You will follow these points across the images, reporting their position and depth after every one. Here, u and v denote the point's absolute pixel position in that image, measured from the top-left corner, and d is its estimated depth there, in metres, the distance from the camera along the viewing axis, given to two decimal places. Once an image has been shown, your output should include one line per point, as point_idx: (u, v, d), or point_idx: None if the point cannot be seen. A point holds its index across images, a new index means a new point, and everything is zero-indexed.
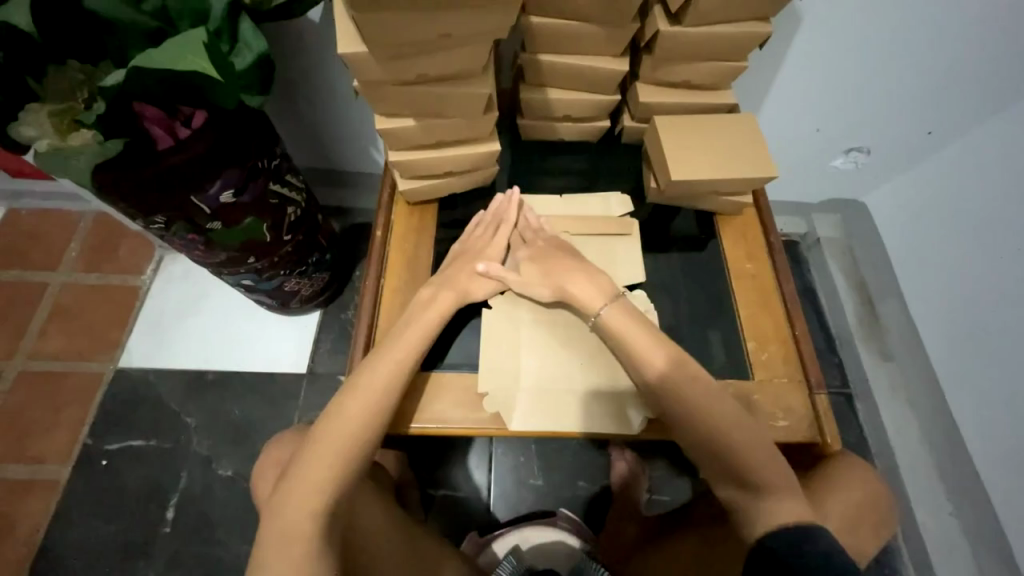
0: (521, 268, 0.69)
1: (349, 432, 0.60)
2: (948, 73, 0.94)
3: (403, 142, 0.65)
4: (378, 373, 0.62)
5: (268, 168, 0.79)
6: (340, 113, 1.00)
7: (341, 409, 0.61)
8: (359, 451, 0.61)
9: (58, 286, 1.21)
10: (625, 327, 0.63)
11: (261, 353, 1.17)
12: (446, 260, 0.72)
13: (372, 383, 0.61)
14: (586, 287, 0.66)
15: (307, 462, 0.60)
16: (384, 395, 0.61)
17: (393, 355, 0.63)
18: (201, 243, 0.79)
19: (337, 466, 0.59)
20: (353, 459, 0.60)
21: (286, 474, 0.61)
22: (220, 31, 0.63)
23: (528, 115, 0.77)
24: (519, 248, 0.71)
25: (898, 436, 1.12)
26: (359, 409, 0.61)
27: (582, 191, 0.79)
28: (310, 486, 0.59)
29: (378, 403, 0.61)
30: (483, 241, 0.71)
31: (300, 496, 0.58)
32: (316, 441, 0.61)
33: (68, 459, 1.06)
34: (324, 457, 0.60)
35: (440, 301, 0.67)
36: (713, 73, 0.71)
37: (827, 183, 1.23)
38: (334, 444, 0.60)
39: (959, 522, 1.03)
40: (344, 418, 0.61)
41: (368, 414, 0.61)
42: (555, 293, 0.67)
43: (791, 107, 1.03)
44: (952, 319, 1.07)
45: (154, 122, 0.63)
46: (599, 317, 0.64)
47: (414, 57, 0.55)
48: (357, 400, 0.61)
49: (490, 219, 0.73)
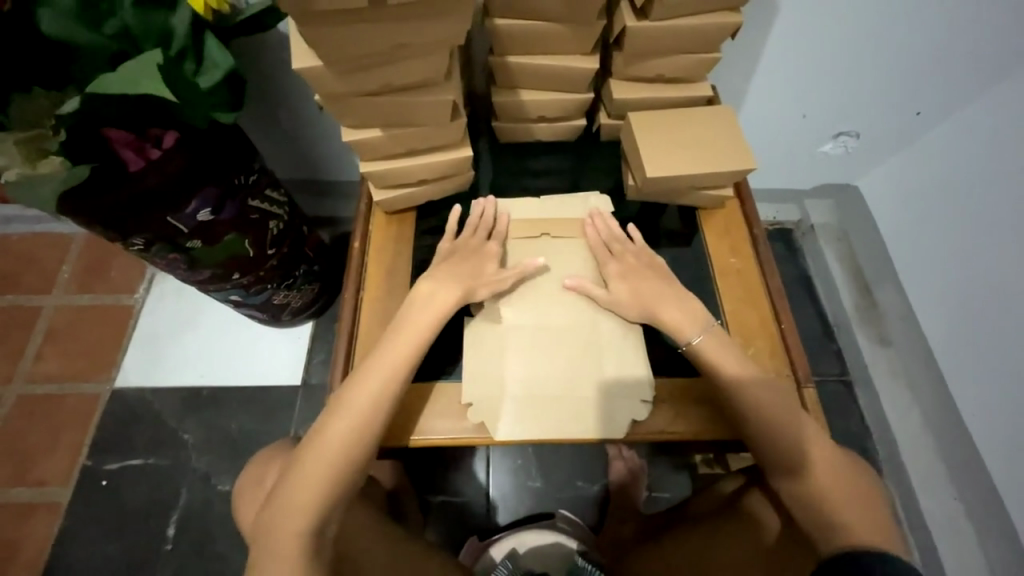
0: (611, 285, 0.68)
1: (338, 449, 0.60)
2: (931, 52, 0.92)
3: (373, 153, 0.65)
4: (367, 389, 0.61)
5: (246, 183, 0.78)
6: (313, 126, 1.00)
7: (330, 426, 0.61)
8: (350, 468, 0.60)
9: (52, 309, 1.21)
10: (722, 358, 0.63)
11: (256, 367, 1.17)
12: (440, 256, 0.70)
13: (360, 399, 0.61)
14: (677, 314, 0.65)
15: (302, 478, 0.60)
16: (375, 413, 0.60)
17: (381, 370, 0.62)
18: (183, 262, 0.80)
19: (325, 483, 0.59)
20: (342, 475, 0.60)
21: (277, 491, 0.61)
22: (186, 50, 0.63)
23: (502, 118, 0.76)
24: (608, 261, 0.70)
25: (900, 422, 1.11)
26: (348, 426, 0.60)
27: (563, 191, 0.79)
28: (302, 504, 0.59)
29: (370, 420, 0.60)
30: (476, 242, 0.70)
31: (294, 515, 0.58)
32: (304, 456, 0.61)
33: (69, 480, 1.07)
34: (313, 474, 0.59)
35: (435, 305, 0.65)
36: (686, 66, 0.70)
37: (818, 169, 1.21)
38: (329, 459, 0.60)
39: (963, 508, 1.01)
40: (333, 434, 0.60)
41: (361, 430, 0.60)
42: (642, 314, 0.66)
43: (776, 94, 1.02)
44: (949, 301, 1.05)
45: (122, 144, 0.62)
46: (693, 343, 0.64)
47: (374, 69, 0.55)
48: (346, 417, 0.60)
49: (481, 221, 0.71)
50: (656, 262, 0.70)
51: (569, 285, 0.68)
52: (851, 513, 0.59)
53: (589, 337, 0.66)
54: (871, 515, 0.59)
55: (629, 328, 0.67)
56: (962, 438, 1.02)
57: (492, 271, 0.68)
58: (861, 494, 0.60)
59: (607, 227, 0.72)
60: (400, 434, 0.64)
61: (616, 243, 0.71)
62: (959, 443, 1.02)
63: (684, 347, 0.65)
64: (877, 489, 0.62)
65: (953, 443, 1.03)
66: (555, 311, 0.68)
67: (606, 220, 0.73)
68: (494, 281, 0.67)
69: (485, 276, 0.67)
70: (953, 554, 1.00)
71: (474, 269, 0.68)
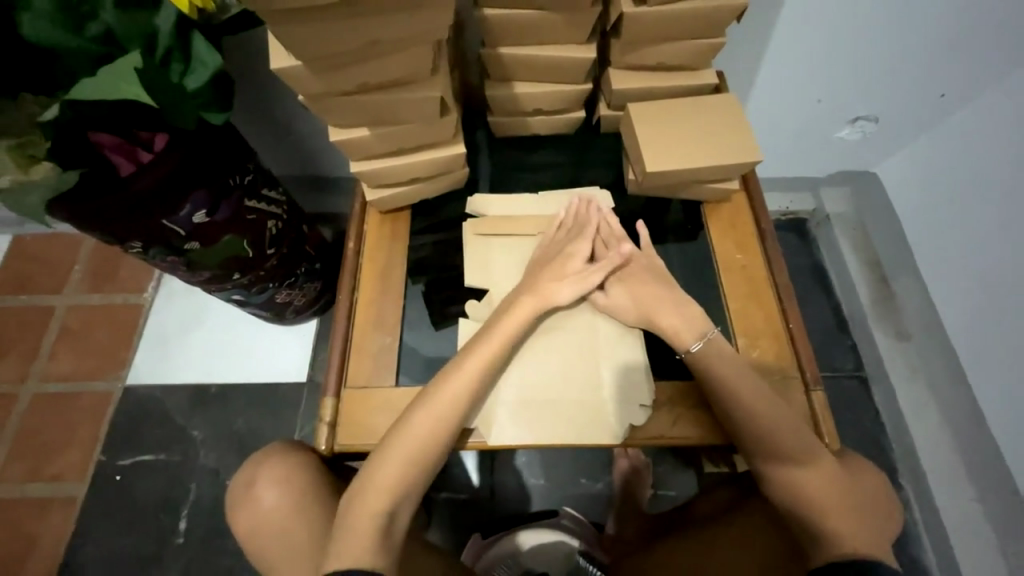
0: (610, 286, 0.66)
1: (404, 455, 0.59)
2: (954, 29, 0.86)
3: (363, 151, 0.64)
4: (444, 396, 0.60)
5: (241, 184, 0.77)
6: (301, 125, 1.00)
7: (406, 429, 0.60)
8: (419, 473, 0.60)
9: (64, 309, 1.23)
10: (725, 364, 0.61)
11: (264, 364, 1.18)
12: (529, 263, 0.68)
13: (440, 407, 0.60)
14: (676, 318, 0.64)
15: (371, 487, 0.59)
16: (453, 418, 0.60)
17: (462, 378, 0.60)
18: (182, 264, 0.80)
19: (391, 494, 0.59)
20: (409, 480, 0.59)
21: (348, 495, 0.60)
22: (172, 50, 0.62)
23: (497, 111, 0.73)
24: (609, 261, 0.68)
25: (917, 420, 1.06)
26: (425, 431, 0.59)
27: (564, 186, 0.77)
28: (370, 506, 0.58)
29: (445, 427, 0.59)
30: (563, 243, 0.68)
31: (365, 519, 0.58)
32: (375, 459, 0.60)
33: (84, 476, 1.10)
34: (387, 477, 0.59)
35: (521, 310, 0.63)
36: (688, 53, 0.67)
37: (833, 155, 1.15)
38: (398, 468, 0.59)
39: (982, 507, 0.97)
40: (409, 439, 0.59)
41: (440, 436, 0.59)
42: (642, 316, 0.65)
43: (788, 79, 0.97)
44: (972, 294, 1.00)
45: (112, 149, 0.62)
46: (691, 351, 0.62)
47: (354, 65, 0.54)
48: (423, 422, 0.59)
49: (573, 225, 0.69)
50: (661, 269, 0.68)
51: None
52: (843, 523, 0.58)
53: (587, 338, 0.65)
54: (864, 522, 0.59)
55: (627, 331, 0.65)
56: (983, 437, 0.97)
57: (577, 266, 0.66)
58: (857, 504, 0.59)
59: (606, 224, 0.70)
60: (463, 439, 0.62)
61: (616, 241, 0.69)
62: (979, 441, 0.98)
63: (681, 355, 0.63)
64: (875, 498, 0.61)
65: (973, 441, 0.99)
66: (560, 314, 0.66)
67: (607, 218, 0.70)
68: (578, 279, 0.65)
69: (569, 274, 0.65)
70: (971, 555, 0.96)
71: (559, 266, 0.66)
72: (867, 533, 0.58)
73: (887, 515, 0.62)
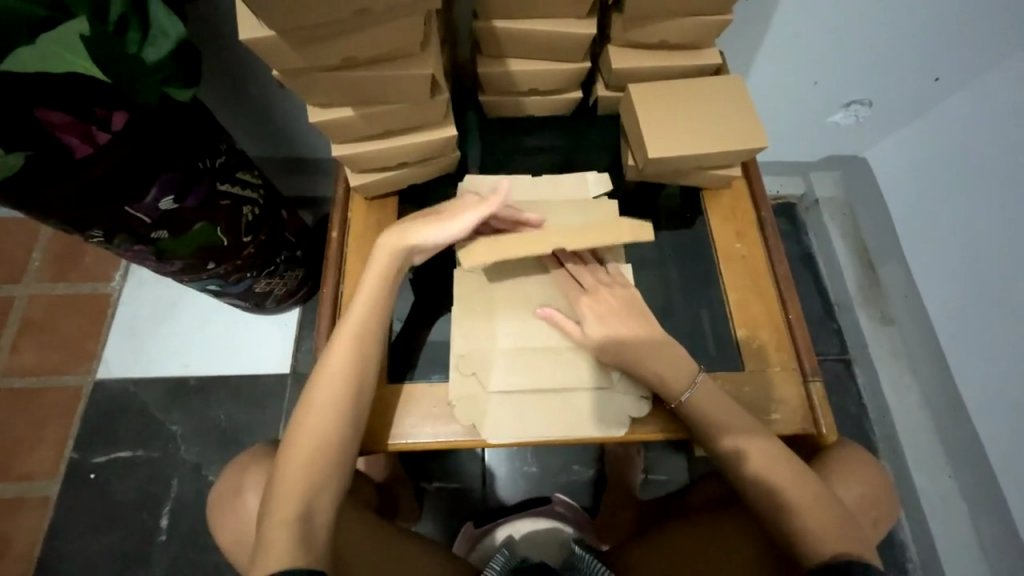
0: (587, 321, 0.61)
1: (312, 451, 0.58)
2: (960, 7, 0.83)
3: (345, 134, 0.60)
4: (337, 385, 0.59)
5: (212, 167, 0.72)
6: (276, 101, 0.93)
7: (308, 427, 0.59)
8: (326, 469, 0.58)
9: (24, 299, 1.15)
10: (706, 398, 0.59)
11: (245, 355, 1.13)
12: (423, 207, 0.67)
13: (337, 402, 0.58)
14: None
15: (277, 491, 0.57)
16: (352, 413, 0.58)
17: (353, 364, 0.59)
18: (150, 253, 0.74)
19: (297, 497, 0.57)
20: (318, 480, 0.58)
21: (265, 498, 0.58)
22: (127, 19, 0.57)
23: (490, 90, 0.69)
24: (581, 297, 0.62)
25: (898, 402, 1.10)
26: (326, 428, 0.58)
27: (568, 149, 0.73)
28: (284, 513, 0.56)
29: (343, 419, 0.58)
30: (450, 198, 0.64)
31: (278, 529, 0.55)
32: (285, 462, 0.58)
33: (56, 474, 1.05)
34: (292, 476, 0.57)
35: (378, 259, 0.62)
36: (691, 30, 0.63)
37: (825, 139, 1.14)
38: (302, 470, 0.58)
39: (957, 487, 1.02)
40: (310, 434, 0.58)
41: (342, 432, 0.58)
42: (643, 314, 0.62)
43: (783, 61, 0.94)
44: (958, 279, 1.01)
45: (65, 130, 0.55)
46: (684, 402, 0.59)
47: (335, 39, 0.49)
48: (326, 418, 0.58)
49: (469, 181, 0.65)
50: (633, 296, 0.63)
51: (541, 313, 0.63)
52: (836, 519, 0.58)
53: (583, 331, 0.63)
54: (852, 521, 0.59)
55: (605, 370, 0.62)
56: (962, 422, 1.00)
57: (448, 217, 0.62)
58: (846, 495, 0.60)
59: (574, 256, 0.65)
60: (377, 438, 0.61)
61: (586, 274, 0.64)
62: (958, 426, 1.01)
63: (672, 404, 0.60)
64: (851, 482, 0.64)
65: (951, 424, 1.03)
66: (526, 273, 0.66)
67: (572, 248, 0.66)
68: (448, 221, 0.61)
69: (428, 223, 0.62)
70: (944, 531, 1.01)
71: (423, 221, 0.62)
72: (854, 523, 0.59)
73: (864, 498, 0.65)
